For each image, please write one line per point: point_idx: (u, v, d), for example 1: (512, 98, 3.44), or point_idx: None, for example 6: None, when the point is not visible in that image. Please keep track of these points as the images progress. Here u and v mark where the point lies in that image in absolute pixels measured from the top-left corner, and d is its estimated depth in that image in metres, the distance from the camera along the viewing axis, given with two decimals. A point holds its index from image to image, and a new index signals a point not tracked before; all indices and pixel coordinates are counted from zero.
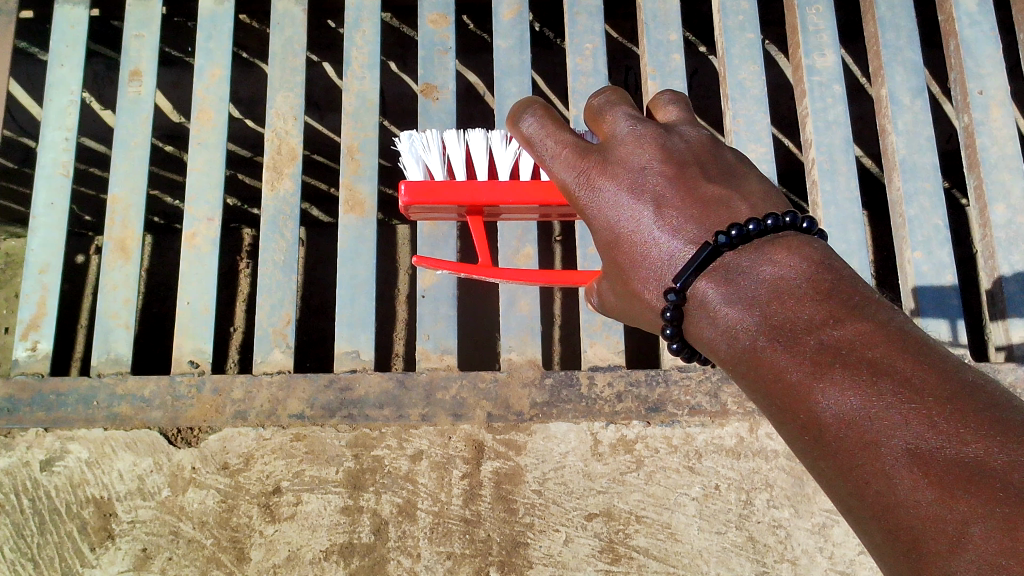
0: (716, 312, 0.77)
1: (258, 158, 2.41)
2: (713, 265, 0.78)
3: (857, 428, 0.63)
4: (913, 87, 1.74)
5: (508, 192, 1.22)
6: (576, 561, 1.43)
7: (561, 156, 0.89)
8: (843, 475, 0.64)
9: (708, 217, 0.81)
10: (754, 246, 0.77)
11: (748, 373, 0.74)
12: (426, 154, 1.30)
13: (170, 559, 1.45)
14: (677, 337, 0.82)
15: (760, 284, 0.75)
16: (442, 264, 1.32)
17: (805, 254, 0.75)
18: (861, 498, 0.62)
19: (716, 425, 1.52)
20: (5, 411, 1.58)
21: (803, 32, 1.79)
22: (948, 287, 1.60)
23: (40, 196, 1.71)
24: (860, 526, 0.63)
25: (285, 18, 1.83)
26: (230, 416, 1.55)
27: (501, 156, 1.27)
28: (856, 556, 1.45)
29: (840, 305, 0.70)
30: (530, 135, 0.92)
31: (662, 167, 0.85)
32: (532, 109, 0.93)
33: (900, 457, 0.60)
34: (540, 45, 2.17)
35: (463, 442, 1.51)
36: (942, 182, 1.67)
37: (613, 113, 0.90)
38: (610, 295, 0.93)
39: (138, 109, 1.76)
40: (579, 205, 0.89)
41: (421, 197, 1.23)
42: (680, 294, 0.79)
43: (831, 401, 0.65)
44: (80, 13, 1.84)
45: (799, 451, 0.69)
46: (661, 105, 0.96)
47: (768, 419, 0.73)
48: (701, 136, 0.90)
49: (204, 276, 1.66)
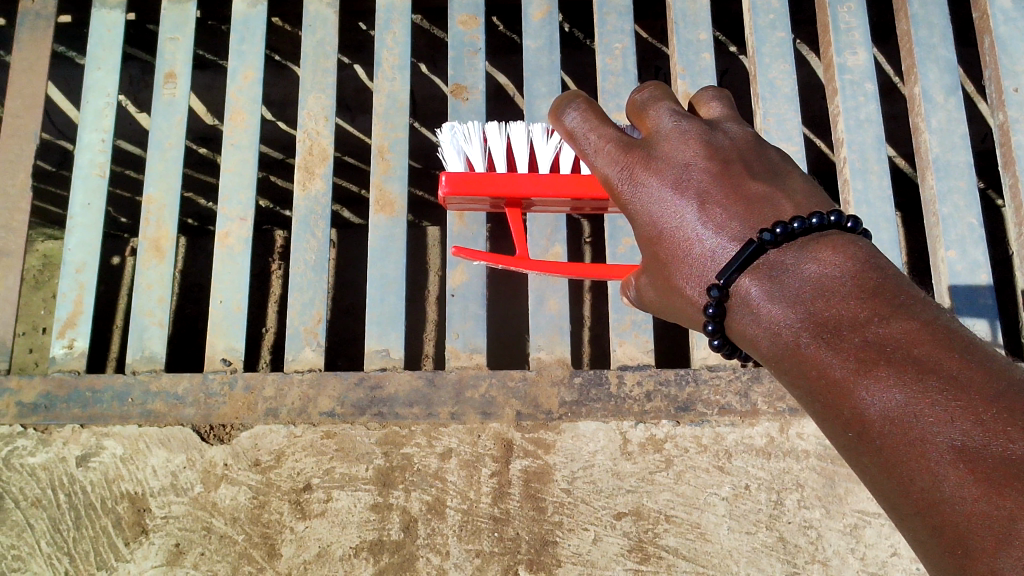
0: (759, 309, 0.77)
1: (290, 159, 2.43)
2: (757, 262, 0.78)
3: (903, 425, 0.63)
4: (947, 85, 1.72)
5: (548, 185, 1.23)
6: (604, 560, 1.43)
7: (605, 150, 0.90)
8: (888, 472, 0.63)
9: (752, 214, 0.81)
10: (799, 245, 0.77)
11: (792, 371, 0.74)
12: (466, 145, 1.30)
13: (202, 554, 1.47)
14: (718, 334, 0.82)
15: (805, 282, 0.75)
16: (478, 255, 1.33)
17: (850, 253, 0.75)
18: (905, 495, 0.62)
19: (746, 424, 1.51)
20: (42, 407, 1.61)
21: (834, 30, 1.78)
22: (983, 287, 1.59)
23: (77, 196, 1.74)
24: (904, 524, 0.63)
25: (317, 20, 1.84)
26: (262, 413, 1.57)
27: (542, 150, 1.28)
28: (888, 558, 1.42)
29: (886, 303, 0.69)
30: (573, 129, 0.93)
31: (706, 164, 0.85)
32: (575, 103, 0.94)
33: (947, 455, 0.60)
34: (570, 46, 2.18)
35: (492, 440, 1.52)
36: (976, 180, 1.65)
37: (657, 108, 0.91)
38: (650, 291, 0.93)
39: (173, 111, 1.79)
40: (621, 200, 0.89)
41: (461, 188, 1.24)
42: (723, 291, 0.79)
43: (876, 397, 0.65)
44: (116, 17, 1.87)
45: (844, 449, 0.69)
46: (705, 100, 0.96)
47: (812, 416, 0.73)
48: (746, 134, 0.89)
49: (236, 276, 1.68)
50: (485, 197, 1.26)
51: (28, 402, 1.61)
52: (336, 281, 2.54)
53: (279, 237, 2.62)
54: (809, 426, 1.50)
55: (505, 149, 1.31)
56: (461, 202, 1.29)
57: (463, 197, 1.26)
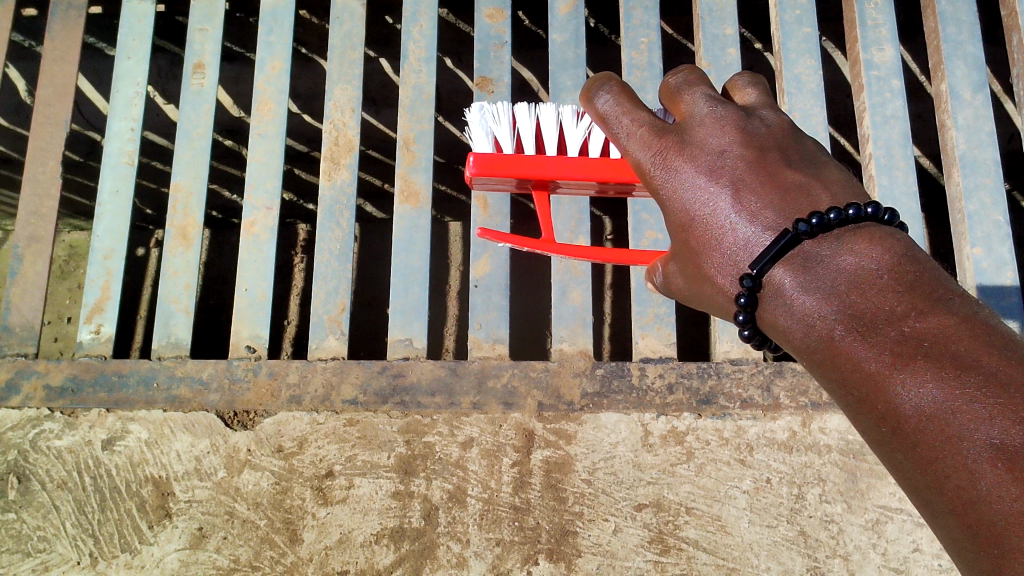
0: (792, 300, 0.78)
1: (315, 153, 2.45)
2: (792, 252, 0.78)
3: (939, 421, 0.63)
4: (974, 82, 1.71)
5: (577, 169, 1.24)
6: (624, 551, 1.43)
7: (637, 134, 0.91)
8: (922, 469, 0.64)
9: (787, 203, 0.81)
10: (835, 235, 0.77)
11: (824, 363, 0.74)
12: (495, 126, 1.32)
13: (224, 538, 1.48)
14: (749, 324, 0.83)
15: (840, 274, 0.75)
16: (504, 237, 1.33)
17: (886, 246, 0.75)
18: (940, 492, 0.62)
19: (768, 419, 1.51)
20: (69, 391, 1.62)
21: (861, 26, 1.77)
22: (1009, 285, 1.58)
23: (106, 183, 1.76)
24: (938, 521, 0.63)
25: (344, 12, 1.86)
26: (285, 400, 1.58)
27: (572, 133, 1.29)
28: (910, 554, 1.42)
29: (923, 297, 0.69)
30: (605, 112, 0.93)
31: (741, 150, 0.86)
32: (608, 85, 0.94)
33: (984, 453, 0.59)
34: (595, 41, 2.19)
35: (514, 430, 1.53)
36: (1003, 177, 1.64)
37: (691, 93, 0.91)
38: (678, 278, 0.94)
39: (201, 101, 1.81)
40: (653, 185, 0.90)
41: (489, 170, 1.25)
42: (756, 280, 0.80)
43: (912, 393, 0.65)
44: (147, 8, 1.89)
45: (877, 444, 0.70)
46: (740, 86, 0.96)
47: (845, 410, 0.73)
48: (782, 121, 0.90)
49: (261, 264, 1.69)
50: (512, 179, 1.27)
51: (54, 386, 1.63)
52: (358, 275, 2.56)
53: (302, 230, 2.64)
54: (830, 420, 1.51)
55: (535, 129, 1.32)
56: (488, 183, 1.29)
57: (490, 179, 1.27)
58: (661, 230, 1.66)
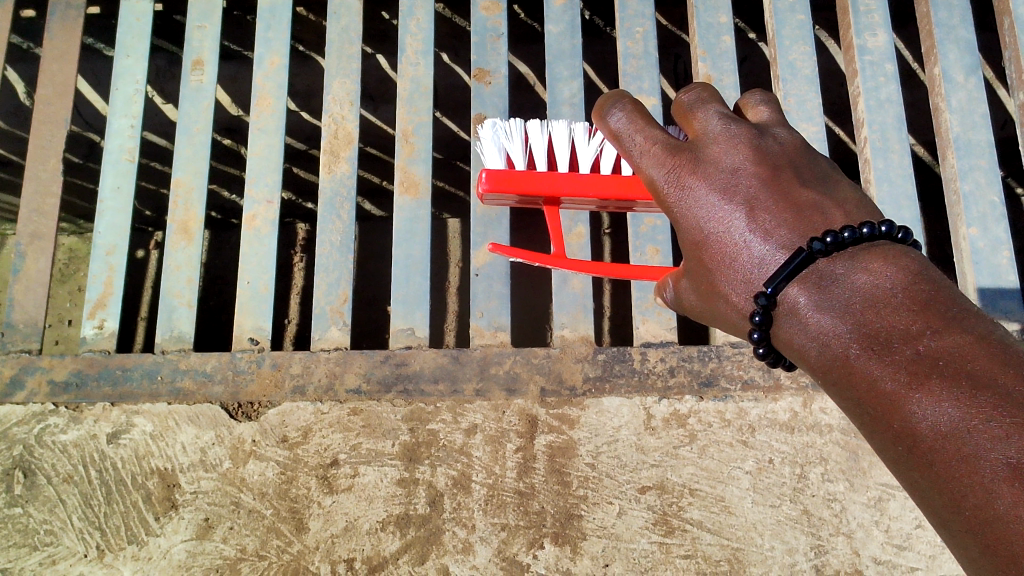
0: (807, 318, 0.79)
1: (314, 151, 2.46)
2: (806, 271, 0.79)
3: (955, 440, 0.64)
4: (967, 66, 1.73)
5: (588, 186, 1.25)
6: (629, 533, 1.44)
7: (651, 152, 0.92)
8: (939, 488, 0.65)
9: (800, 222, 0.82)
10: (849, 254, 0.78)
11: (841, 382, 0.75)
12: (507, 142, 1.34)
13: (231, 528, 1.49)
14: (764, 342, 0.85)
15: (854, 292, 0.76)
16: (516, 253, 1.33)
17: (902, 264, 0.75)
18: (957, 511, 0.63)
19: (770, 400, 1.53)
20: (73, 385, 1.63)
21: (854, 12, 1.79)
22: (1005, 263, 1.59)
23: (107, 180, 1.77)
24: (955, 541, 0.64)
25: (342, 7, 1.88)
26: (289, 391, 1.59)
27: (583, 150, 1.32)
28: (913, 531, 1.44)
29: (938, 316, 0.70)
30: (617, 129, 0.96)
31: (754, 168, 0.87)
32: (620, 104, 0.96)
33: (1000, 472, 0.60)
34: (590, 34, 2.21)
35: (517, 416, 1.53)
36: (997, 158, 1.66)
37: (704, 110, 0.92)
38: (691, 295, 0.95)
39: (200, 97, 1.82)
40: (666, 203, 0.91)
41: (501, 185, 1.26)
42: (770, 299, 0.81)
43: (928, 411, 0.66)
44: (145, 7, 1.91)
45: (894, 464, 0.71)
46: (752, 103, 0.97)
47: (863, 430, 0.74)
48: (794, 140, 0.91)
49: (263, 257, 1.70)
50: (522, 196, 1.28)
51: (59, 381, 1.64)
52: (358, 274, 2.57)
53: (301, 230, 2.66)
54: (831, 401, 1.52)
55: (546, 146, 1.34)
56: (497, 200, 1.30)
57: (501, 195, 1.28)
58: (660, 216, 1.67)
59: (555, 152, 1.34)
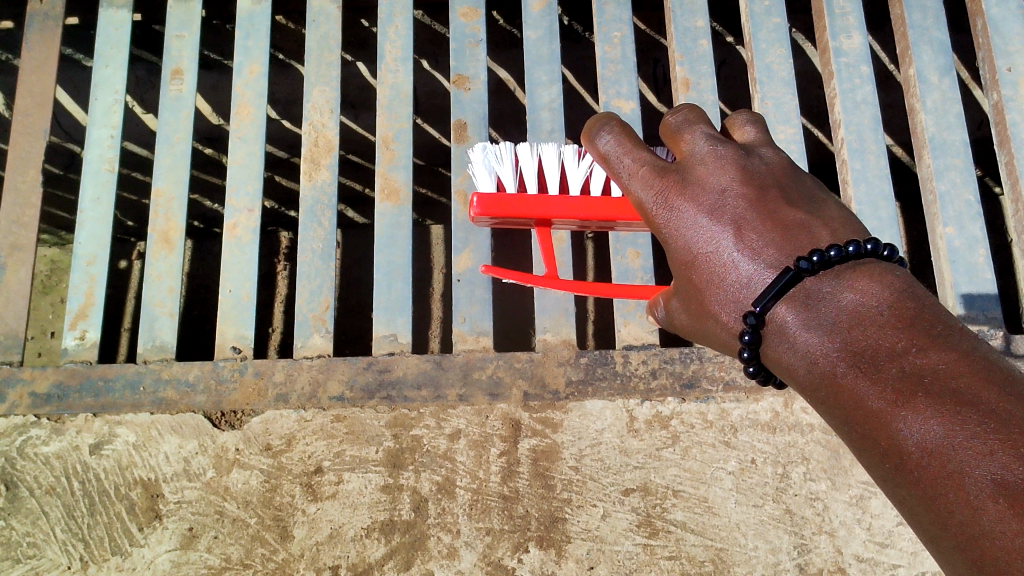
0: (794, 337, 0.79)
1: (295, 158, 2.46)
2: (793, 290, 0.79)
3: (941, 457, 0.65)
4: (941, 66, 1.75)
5: (579, 207, 1.25)
6: (614, 535, 1.45)
7: (639, 174, 0.92)
8: (927, 505, 0.66)
9: (787, 241, 0.83)
10: (835, 273, 0.78)
11: (829, 399, 0.76)
12: (498, 166, 1.34)
13: (215, 537, 1.48)
14: (753, 360, 0.85)
15: (842, 311, 0.76)
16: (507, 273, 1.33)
17: (887, 283, 0.76)
18: (944, 527, 0.64)
19: (751, 400, 1.53)
20: (55, 397, 1.62)
21: (829, 15, 1.81)
22: (981, 261, 1.61)
23: (87, 191, 1.77)
24: (943, 555, 0.65)
25: (321, 15, 1.88)
26: (272, 399, 1.59)
27: (574, 172, 1.32)
28: (894, 528, 1.45)
29: (923, 333, 0.71)
30: (607, 152, 0.95)
31: (741, 189, 0.87)
32: (609, 126, 0.96)
33: (986, 488, 0.61)
34: (569, 39, 2.23)
35: (500, 420, 1.54)
36: (972, 158, 1.68)
37: (691, 132, 0.92)
38: (682, 314, 0.96)
39: (180, 106, 1.82)
40: (655, 225, 0.92)
41: (493, 209, 1.27)
42: (759, 318, 0.81)
43: (914, 429, 0.67)
44: (123, 16, 1.90)
45: (883, 480, 0.72)
46: (739, 123, 0.97)
47: (851, 447, 0.75)
48: (781, 159, 0.92)
49: (244, 265, 1.70)
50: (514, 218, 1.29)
51: (40, 393, 1.63)
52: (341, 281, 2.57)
53: (285, 238, 2.65)
54: None
55: (536, 168, 1.34)
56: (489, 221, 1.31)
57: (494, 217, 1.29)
58: None
59: (546, 175, 1.34)
